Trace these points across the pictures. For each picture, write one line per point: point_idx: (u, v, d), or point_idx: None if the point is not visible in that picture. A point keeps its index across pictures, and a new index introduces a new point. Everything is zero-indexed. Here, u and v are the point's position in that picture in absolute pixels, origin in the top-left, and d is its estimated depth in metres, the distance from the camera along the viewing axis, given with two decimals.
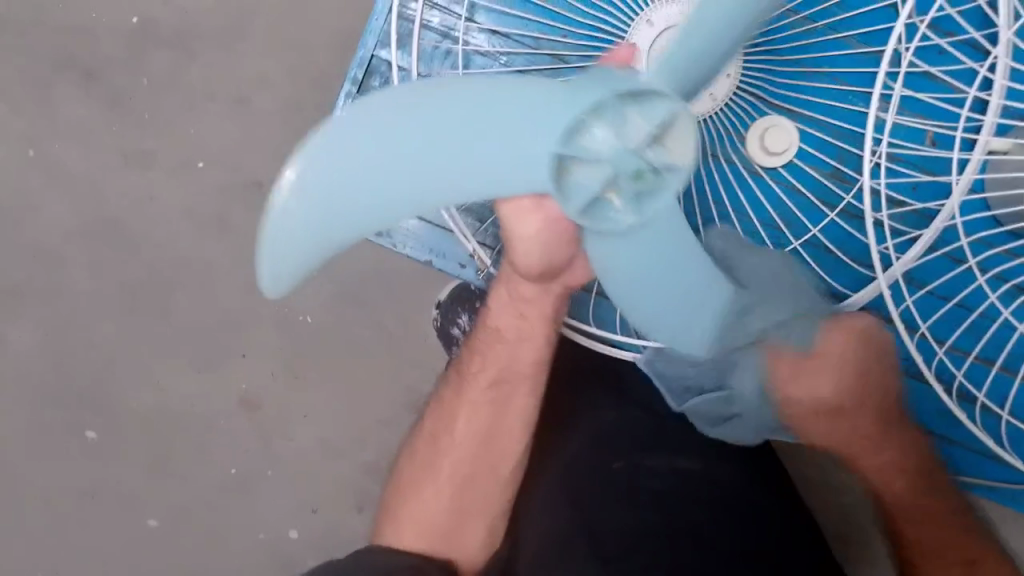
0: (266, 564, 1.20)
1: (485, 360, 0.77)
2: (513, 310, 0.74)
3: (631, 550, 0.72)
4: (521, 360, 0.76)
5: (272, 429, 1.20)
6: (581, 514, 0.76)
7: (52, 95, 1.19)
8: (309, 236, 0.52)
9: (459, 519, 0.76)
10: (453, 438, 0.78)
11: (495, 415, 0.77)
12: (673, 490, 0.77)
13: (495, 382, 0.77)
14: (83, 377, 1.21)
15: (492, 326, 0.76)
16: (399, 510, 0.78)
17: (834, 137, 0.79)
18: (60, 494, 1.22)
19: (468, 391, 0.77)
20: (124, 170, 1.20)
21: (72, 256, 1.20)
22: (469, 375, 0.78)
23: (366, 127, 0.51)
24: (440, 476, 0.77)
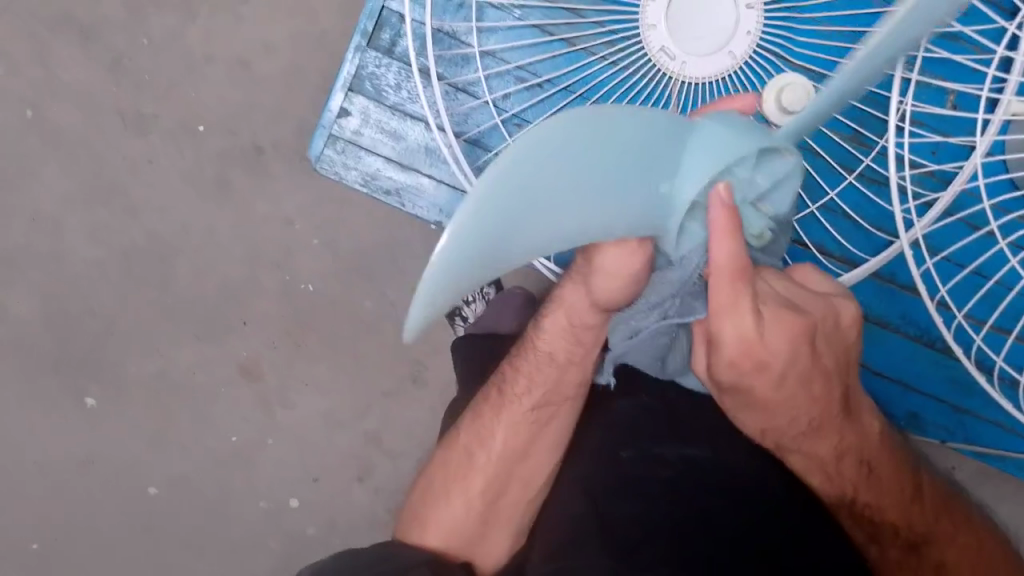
0: (268, 534, 1.19)
1: (531, 383, 0.75)
2: (567, 334, 0.73)
3: (642, 539, 0.67)
4: (566, 383, 0.74)
5: (274, 398, 1.19)
6: (594, 502, 0.71)
7: (51, 56, 1.17)
8: (473, 261, 0.45)
9: (485, 527, 0.75)
10: (489, 454, 0.75)
11: (536, 433, 0.75)
12: (685, 478, 0.71)
13: (539, 406, 0.74)
14: (81, 343, 1.20)
15: (542, 350, 0.75)
16: (428, 514, 0.76)
17: (856, 98, 0.77)
18: (58, 459, 1.21)
19: (510, 409, 0.75)
20: (123, 133, 1.18)
21: (70, 219, 1.19)
22: (513, 395, 0.75)
23: (559, 132, 0.45)
24: (471, 489, 0.75)
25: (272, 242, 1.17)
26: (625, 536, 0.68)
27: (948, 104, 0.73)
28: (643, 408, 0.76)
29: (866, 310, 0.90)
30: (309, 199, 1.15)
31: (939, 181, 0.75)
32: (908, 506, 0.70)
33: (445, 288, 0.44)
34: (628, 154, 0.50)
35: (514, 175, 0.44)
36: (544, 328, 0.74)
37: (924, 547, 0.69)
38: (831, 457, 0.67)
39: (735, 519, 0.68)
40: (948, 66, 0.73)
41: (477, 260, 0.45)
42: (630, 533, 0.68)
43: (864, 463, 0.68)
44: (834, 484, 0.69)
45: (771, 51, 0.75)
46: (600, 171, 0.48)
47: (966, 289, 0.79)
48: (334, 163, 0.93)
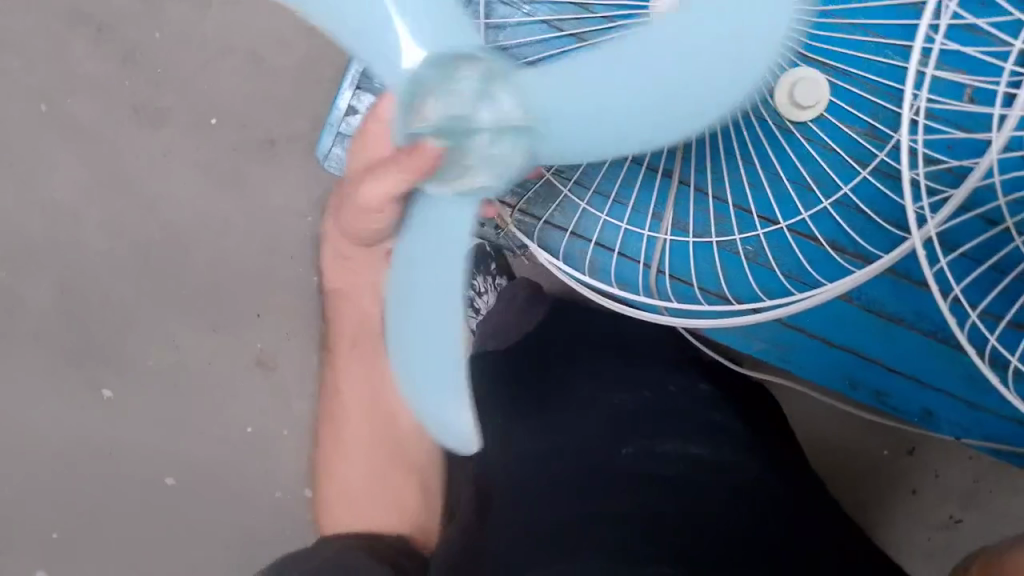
0: (283, 524, 1.20)
1: (341, 327, 0.72)
2: (339, 267, 0.68)
3: (650, 526, 0.64)
4: (370, 315, 0.70)
5: (289, 389, 1.19)
6: (584, 473, 0.70)
7: (66, 49, 1.18)
8: (442, 371, 0.51)
9: (389, 488, 0.71)
10: (347, 411, 0.73)
11: (372, 377, 0.71)
12: (686, 462, 0.72)
13: (355, 343, 0.71)
14: (98, 332, 1.22)
15: (332, 289, 0.71)
16: (335, 496, 0.72)
17: (870, 92, 0.76)
18: (76, 448, 1.23)
19: (343, 363, 0.72)
20: (137, 125, 1.18)
21: (86, 212, 1.20)
22: (338, 345, 0.73)
23: (399, 283, 0.54)
24: (356, 454, 0.72)
25: (286, 234, 1.17)
26: (622, 502, 0.66)
27: (965, 98, 0.72)
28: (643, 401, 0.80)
29: (879, 307, 0.86)
30: (323, 191, 1.15)
31: (958, 176, 0.73)
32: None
33: (439, 390, 0.50)
34: (427, 253, 0.53)
35: (404, 311, 0.53)
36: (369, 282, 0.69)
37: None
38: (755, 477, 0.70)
39: (727, 507, 0.68)
40: (966, 59, 0.71)
41: (432, 368, 0.51)
42: (626, 501, 0.66)
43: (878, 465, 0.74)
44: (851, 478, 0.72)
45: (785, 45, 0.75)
46: (433, 268, 0.53)
47: (983, 285, 0.77)
48: (342, 161, 0.93)
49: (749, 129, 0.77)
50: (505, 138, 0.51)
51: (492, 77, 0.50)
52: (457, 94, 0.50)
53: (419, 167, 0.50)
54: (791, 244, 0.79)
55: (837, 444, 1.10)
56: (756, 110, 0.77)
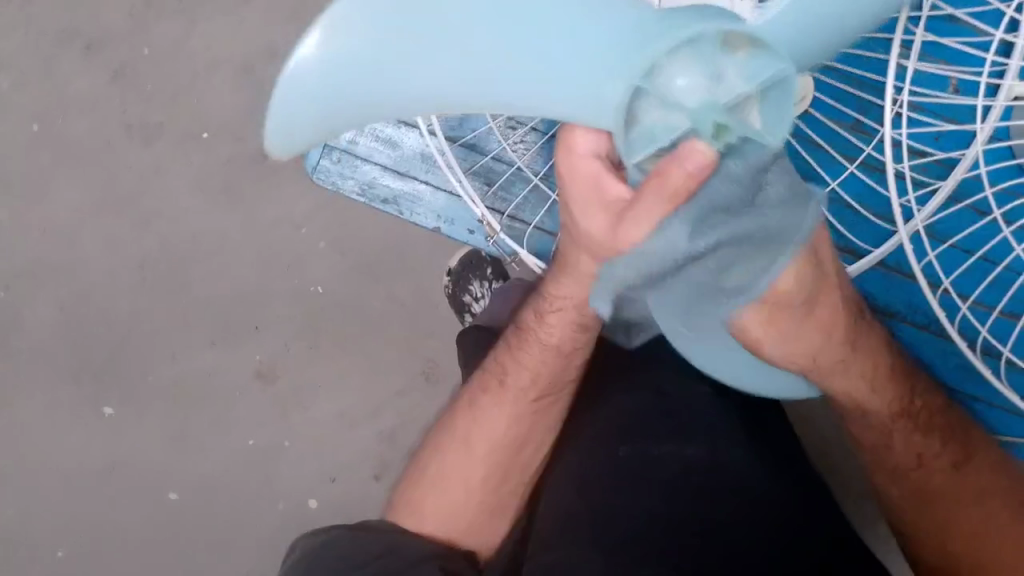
0: (289, 535, 1.20)
1: (528, 371, 0.72)
2: (569, 326, 0.68)
3: (642, 535, 0.69)
4: (569, 371, 0.72)
5: (289, 399, 1.20)
6: (584, 501, 0.73)
7: (57, 70, 1.19)
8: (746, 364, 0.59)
9: (487, 515, 0.75)
10: (494, 442, 0.74)
11: (535, 420, 0.74)
12: (683, 477, 0.72)
13: (542, 396, 0.73)
14: (97, 350, 1.22)
15: (544, 341, 0.70)
16: (425, 500, 0.74)
17: (854, 86, 0.76)
18: (79, 466, 1.23)
19: (512, 399, 0.73)
20: (129, 142, 1.19)
21: (82, 230, 1.20)
22: (516, 387, 0.73)
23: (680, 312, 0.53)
24: (472, 480, 0.74)
25: (282, 245, 1.17)
26: (620, 538, 0.69)
27: (950, 89, 0.72)
28: (641, 403, 0.78)
29: (871, 300, 0.86)
30: (317, 202, 1.16)
31: (944, 167, 0.73)
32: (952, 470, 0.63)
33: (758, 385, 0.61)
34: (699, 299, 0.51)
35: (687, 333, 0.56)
36: (548, 322, 0.68)
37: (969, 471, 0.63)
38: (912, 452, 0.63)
39: (734, 518, 0.69)
40: (947, 51, 0.71)
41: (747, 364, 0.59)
42: (624, 535, 0.69)
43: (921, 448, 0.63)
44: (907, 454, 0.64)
45: None
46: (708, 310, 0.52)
47: (974, 275, 0.77)
48: (330, 173, 0.95)
49: None
50: (733, 117, 0.47)
51: (710, 62, 0.47)
52: (688, 89, 0.47)
53: (671, 197, 0.46)
54: None
55: None
56: None
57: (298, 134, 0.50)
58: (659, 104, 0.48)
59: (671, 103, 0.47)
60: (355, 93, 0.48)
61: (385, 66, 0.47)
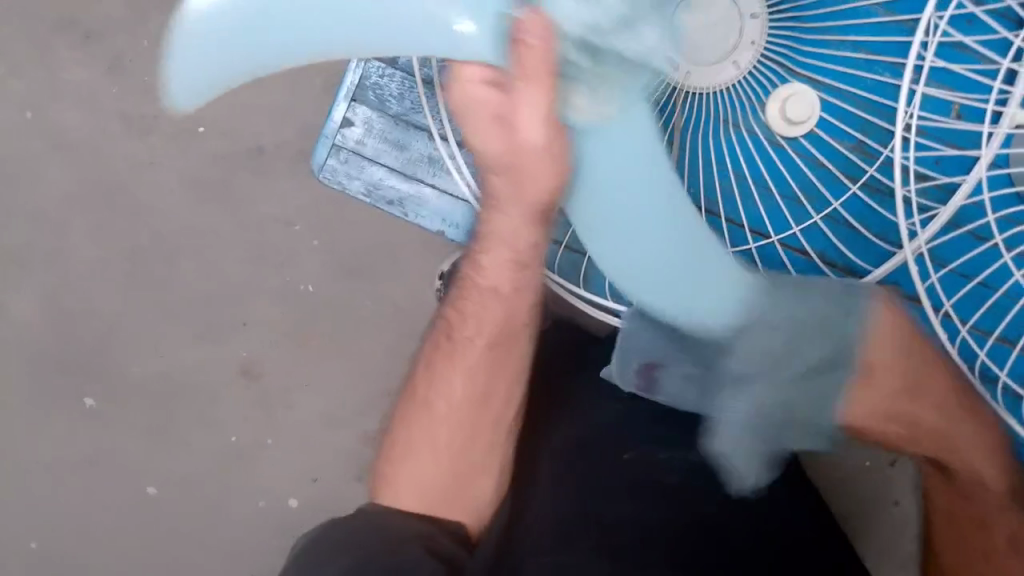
0: (268, 534, 1.19)
1: (479, 320, 0.71)
2: (508, 264, 0.68)
3: (648, 544, 0.73)
4: (520, 313, 0.71)
5: (275, 398, 1.19)
6: (593, 502, 0.77)
7: (52, 56, 1.17)
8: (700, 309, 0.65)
9: (461, 481, 0.72)
10: (450, 403, 0.72)
11: (495, 374, 0.72)
12: (684, 484, 0.79)
13: (495, 343, 0.71)
14: (80, 341, 1.20)
15: (486, 285, 0.70)
16: (396, 475, 0.72)
17: (861, 108, 0.77)
18: (57, 457, 1.21)
19: (465, 351, 0.72)
20: (123, 132, 1.17)
21: (70, 219, 1.19)
22: (463, 338, 0.72)
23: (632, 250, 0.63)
24: (438, 443, 0.72)
25: (274, 242, 1.16)
26: (633, 536, 0.74)
27: (952, 114, 0.73)
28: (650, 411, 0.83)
29: None
30: (311, 200, 1.15)
31: (945, 192, 0.74)
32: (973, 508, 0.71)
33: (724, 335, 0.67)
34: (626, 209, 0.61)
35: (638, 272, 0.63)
36: (484, 266, 0.69)
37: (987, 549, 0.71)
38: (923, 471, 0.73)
39: (733, 524, 0.76)
40: (954, 78, 0.72)
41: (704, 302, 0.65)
42: (632, 535, 0.74)
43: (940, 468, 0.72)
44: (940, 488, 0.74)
45: (774, 60, 0.76)
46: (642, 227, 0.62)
47: (970, 299, 0.79)
48: (337, 172, 0.94)
49: (740, 143, 0.78)
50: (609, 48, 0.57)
51: None
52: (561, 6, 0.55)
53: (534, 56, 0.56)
54: (784, 259, 0.79)
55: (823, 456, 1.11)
56: (747, 125, 0.78)
57: (202, 94, 0.61)
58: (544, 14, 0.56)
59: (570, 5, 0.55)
60: (231, 66, 0.60)
61: (259, 34, 0.58)
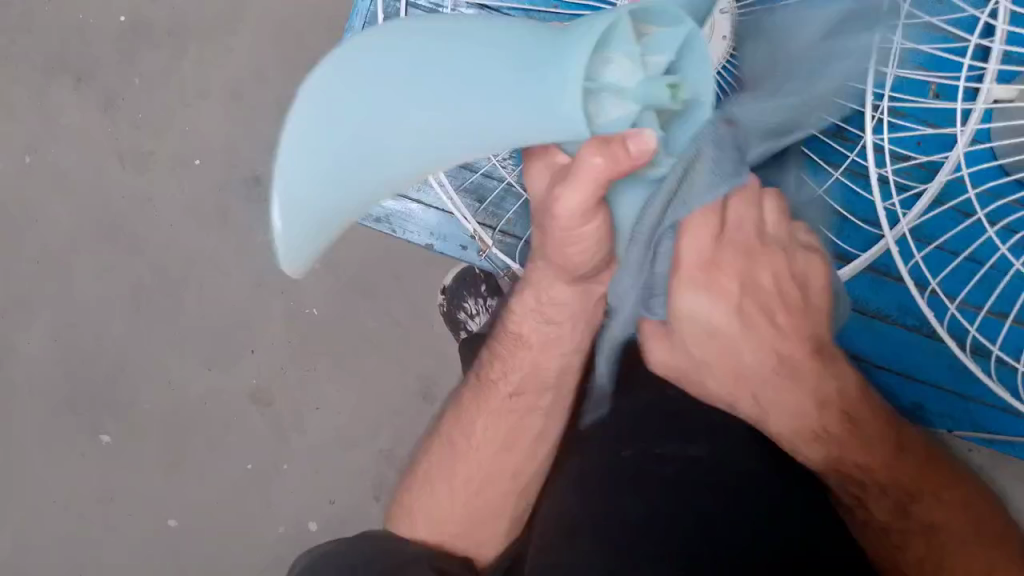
0: (289, 559, 1.19)
1: (507, 367, 0.74)
2: (536, 315, 0.71)
3: (641, 540, 0.63)
4: (545, 367, 0.72)
5: (287, 423, 1.19)
6: (585, 505, 0.68)
7: (49, 102, 1.20)
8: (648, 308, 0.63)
9: (474, 521, 0.73)
10: (470, 443, 0.74)
11: (515, 421, 0.73)
12: (686, 473, 0.66)
13: (518, 391, 0.73)
14: (93, 379, 1.22)
15: (515, 333, 0.73)
16: (414, 507, 0.74)
17: None
18: (77, 496, 1.22)
19: (490, 397, 0.74)
20: (121, 170, 1.19)
21: (75, 259, 1.21)
22: (490, 381, 0.75)
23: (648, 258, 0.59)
24: (455, 479, 0.73)
25: (277, 268, 1.18)
26: (624, 539, 0.64)
27: (929, 94, 0.74)
28: (638, 402, 0.73)
29: (861, 303, 0.90)
30: None
31: (929, 171, 0.74)
32: (892, 464, 0.59)
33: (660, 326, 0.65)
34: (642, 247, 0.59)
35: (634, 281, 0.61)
36: (518, 319, 0.73)
37: (913, 507, 0.60)
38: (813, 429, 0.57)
39: (728, 518, 0.63)
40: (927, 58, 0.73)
41: None
42: (619, 539, 0.64)
43: (847, 415, 0.58)
44: (782, 417, 0.57)
45: (746, 56, 0.75)
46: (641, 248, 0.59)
47: (961, 275, 0.79)
48: None
49: None
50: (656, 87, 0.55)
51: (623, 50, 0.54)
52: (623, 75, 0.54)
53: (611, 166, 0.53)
54: None
55: None
56: None
57: (313, 249, 0.49)
58: (596, 93, 0.55)
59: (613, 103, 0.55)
60: (328, 202, 0.48)
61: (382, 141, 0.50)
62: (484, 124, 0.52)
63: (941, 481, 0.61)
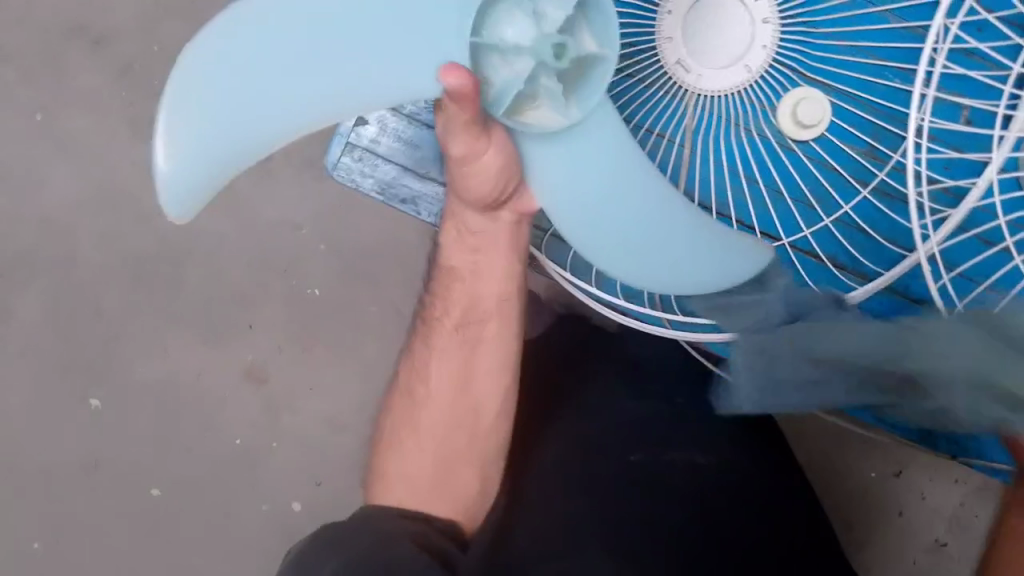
0: (271, 538, 1.19)
1: (448, 303, 0.76)
2: (466, 247, 0.75)
3: (650, 539, 0.71)
4: (484, 295, 0.75)
5: (280, 402, 1.19)
6: (600, 506, 0.74)
7: (62, 61, 1.18)
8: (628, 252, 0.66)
9: (446, 469, 0.73)
10: (429, 389, 0.75)
11: (467, 357, 0.75)
12: (695, 481, 0.77)
13: (462, 323, 0.75)
14: (86, 343, 1.20)
15: (447, 266, 0.76)
16: (390, 469, 0.74)
17: (870, 112, 0.77)
18: (60, 459, 1.21)
19: (437, 337, 0.76)
20: (132, 135, 1.18)
21: (77, 221, 1.19)
22: (437, 319, 0.76)
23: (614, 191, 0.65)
24: (423, 430, 0.74)
25: (280, 246, 1.17)
26: (634, 533, 0.72)
27: (962, 119, 0.73)
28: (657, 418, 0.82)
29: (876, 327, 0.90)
30: (317, 205, 1.15)
31: (954, 196, 0.74)
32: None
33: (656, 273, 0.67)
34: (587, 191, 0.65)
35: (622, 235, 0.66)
36: (450, 257, 0.76)
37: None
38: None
39: (734, 519, 0.75)
40: (962, 82, 0.73)
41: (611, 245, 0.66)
42: (634, 533, 0.72)
43: None
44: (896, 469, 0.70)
45: (785, 67, 0.76)
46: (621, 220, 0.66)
47: None
48: (351, 171, 0.99)
49: (752, 148, 0.79)
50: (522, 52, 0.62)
51: (522, 17, 0.61)
52: (521, 50, 0.61)
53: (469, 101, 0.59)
54: (793, 261, 0.80)
55: (825, 467, 1.10)
56: (758, 128, 0.78)
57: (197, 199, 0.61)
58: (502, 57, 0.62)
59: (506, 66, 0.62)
60: (221, 153, 0.60)
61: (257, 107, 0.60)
62: (396, 79, 0.61)
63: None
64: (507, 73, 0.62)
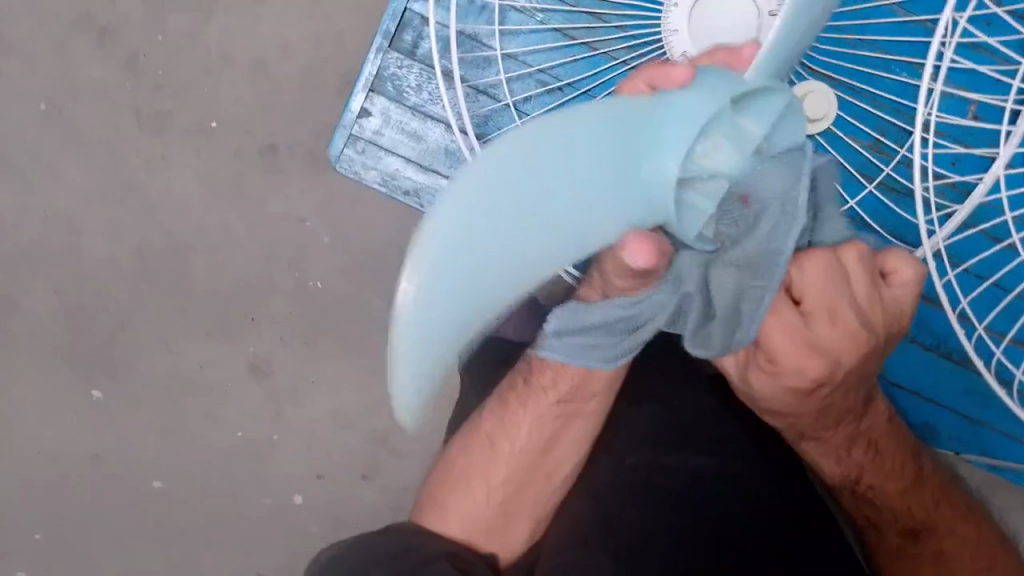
0: (274, 531, 1.19)
1: (557, 376, 0.72)
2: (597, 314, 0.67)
3: (644, 548, 0.71)
4: (595, 379, 0.72)
5: (283, 396, 1.19)
6: (605, 507, 0.75)
7: (67, 52, 1.18)
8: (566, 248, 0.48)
9: (506, 520, 0.74)
10: (513, 444, 0.74)
11: (559, 426, 0.74)
12: (692, 488, 0.74)
13: (564, 398, 0.73)
14: (90, 336, 1.21)
15: None
16: (445, 501, 0.75)
17: (875, 106, 0.77)
18: (64, 451, 1.21)
19: (535, 398, 0.74)
20: (137, 128, 1.18)
21: (82, 213, 1.19)
22: (539, 385, 0.74)
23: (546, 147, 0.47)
24: (493, 479, 0.74)
25: (285, 239, 1.17)
26: (631, 541, 0.72)
27: (970, 115, 0.73)
28: (652, 420, 0.78)
29: None
30: (321, 199, 1.15)
31: (960, 192, 0.74)
32: (898, 493, 0.72)
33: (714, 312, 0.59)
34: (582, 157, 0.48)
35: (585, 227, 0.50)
36: None
37: (922, 533, 0.71)
38: (845, 443, 0.68)
39: (744, 522, 0.73)
40: (969, 77, 0.73)
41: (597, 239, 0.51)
42: (632, 536, 0.72)
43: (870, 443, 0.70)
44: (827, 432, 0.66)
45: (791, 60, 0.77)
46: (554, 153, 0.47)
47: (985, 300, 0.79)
48: (352, 162, 0.99)
49: None
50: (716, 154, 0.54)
51: (731, 132, 0.54)
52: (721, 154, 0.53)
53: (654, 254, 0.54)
54: None
55: None
56: None
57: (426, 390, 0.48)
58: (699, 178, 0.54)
59: (706, 186, 0.54)
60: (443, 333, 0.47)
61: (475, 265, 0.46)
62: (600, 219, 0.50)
63: (942, 498, 0.73)
64: (704, 193, 0.54)
